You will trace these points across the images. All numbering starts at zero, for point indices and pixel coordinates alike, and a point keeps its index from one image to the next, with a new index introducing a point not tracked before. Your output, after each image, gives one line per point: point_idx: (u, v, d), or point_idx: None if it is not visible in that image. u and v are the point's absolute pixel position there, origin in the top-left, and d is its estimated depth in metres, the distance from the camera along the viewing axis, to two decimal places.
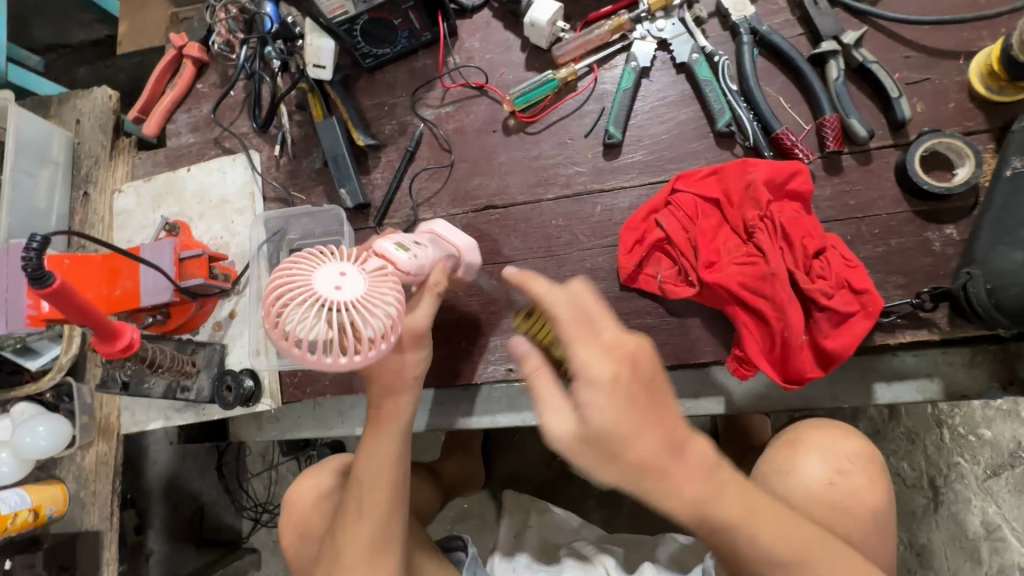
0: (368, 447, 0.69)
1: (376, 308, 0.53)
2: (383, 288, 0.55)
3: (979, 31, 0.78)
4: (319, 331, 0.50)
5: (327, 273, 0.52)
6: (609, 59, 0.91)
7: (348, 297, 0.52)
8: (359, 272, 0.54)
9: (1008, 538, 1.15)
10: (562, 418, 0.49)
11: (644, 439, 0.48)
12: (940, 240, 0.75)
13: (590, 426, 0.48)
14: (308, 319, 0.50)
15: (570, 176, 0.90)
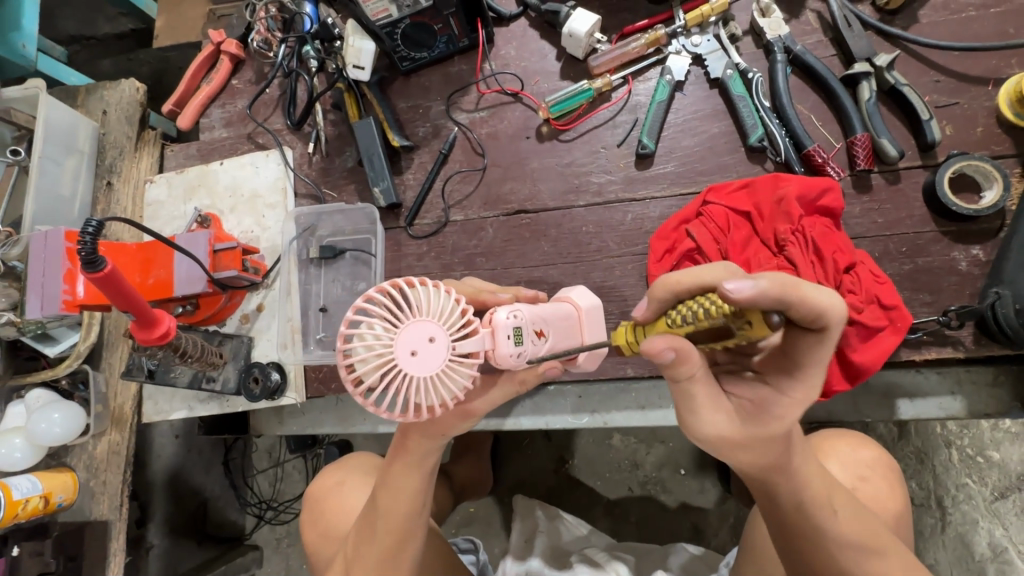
0: (393, 474, 0.67)
1: (434, 392, 0.47)
2: (451, 380, 0.48)
3: (1008, 59, 0.80)
4: (376, 382, 0.46)
5: (421, 332, 0.46)
6: (643, 72, 0.93)
7: (423, 361, 0.46)
8: (448, 347, 0.47)
9: (1016, 562, 1.12)
10: (709, 414, 0.54)
11: (742, 454, 0.55)
12: (967, 260, 0.76)
13: (728, 432, 0.54)
14: (376, 363, 0.45)
15: (601, 185, 0.91)
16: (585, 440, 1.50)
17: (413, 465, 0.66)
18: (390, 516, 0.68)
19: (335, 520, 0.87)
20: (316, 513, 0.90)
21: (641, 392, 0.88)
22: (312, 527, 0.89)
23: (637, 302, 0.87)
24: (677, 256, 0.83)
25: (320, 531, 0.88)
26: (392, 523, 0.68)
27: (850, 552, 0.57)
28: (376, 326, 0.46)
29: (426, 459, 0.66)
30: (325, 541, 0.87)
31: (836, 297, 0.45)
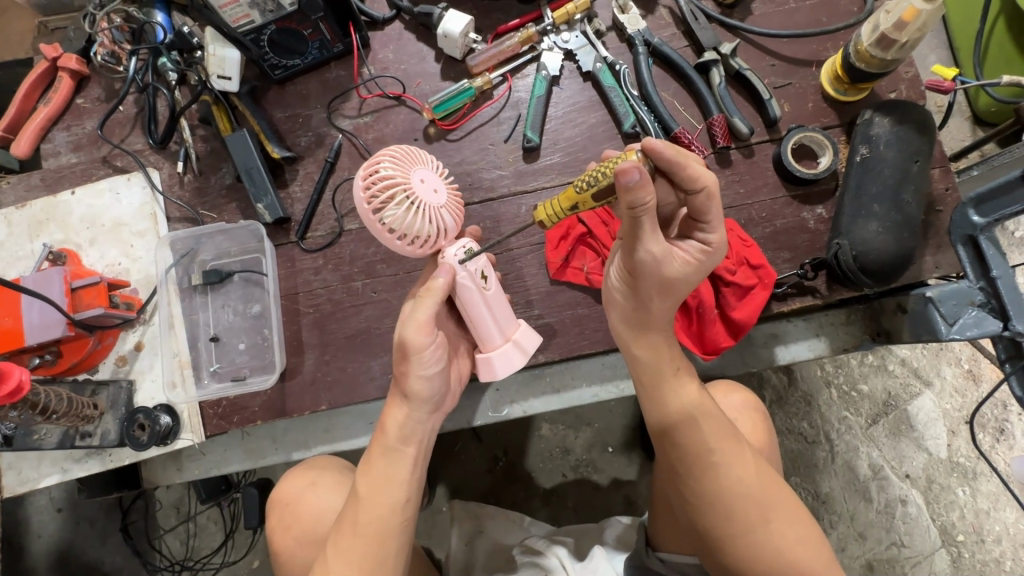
0: (372, 459, 0.70)
1: (423, 216, 0.70)
2: (434, 207, 0.71)
3: (825, 43, 0.92)
4: (383, 182, 0.69)
5: (431, 175, 0.72)
6: (521, 69, 0.96)
7: (426, 195, 0.70)
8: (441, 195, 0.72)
9: (889, 476, 1.35)
10: (654, 248, 0.61)
11: (658, 297, 0.65)
12: (814, 219, 0.87)
13: (667, 270, 0.63)
14: (392, 173, 0.70)
15: (493, 180, 0.93)
16: (515, 435, 1.53)
17: (394, 453, 0.70)
18: (371, 504, 0.67)
19: (309, 525, 0.79)
20: (284, 521, 0.81)
21: (555, 376, 0.91)
22: (279, 539, 0.81)
23: (538, 291, 0.89)
24: (571, 242, 0.88)
25: (293, 542, 0.79)
26: (372, 513, 0.66)
27: (717, 443, 0.65)
28: (392, 167, 0.70)
29: (403, 434, 0.70)
30: (300, 550, 0.79)
31: (707, 174, 0.60)
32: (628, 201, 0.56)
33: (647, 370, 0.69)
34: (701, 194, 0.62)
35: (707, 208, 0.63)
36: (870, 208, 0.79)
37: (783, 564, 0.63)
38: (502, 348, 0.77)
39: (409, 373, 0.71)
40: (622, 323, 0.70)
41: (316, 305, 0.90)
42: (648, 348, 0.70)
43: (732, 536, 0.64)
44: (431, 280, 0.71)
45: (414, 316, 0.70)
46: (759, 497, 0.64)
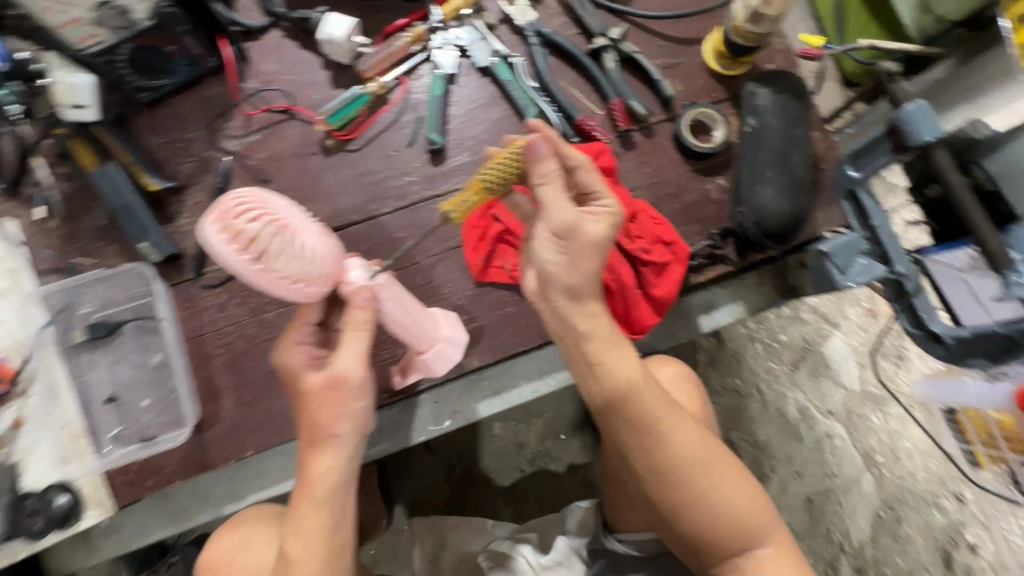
0: (299, 510, 0.66)
1: (312, 255, 0.62)
2: (317, 243, 0.63)
3: (706, 21, 0.96)
4: (261, 229, 0.56)
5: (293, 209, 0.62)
6: (415, 69, 0.92)
7: (306, 231, 0.62)
8: (314, 228, 0.63)
9: (816, 415, 1.47)
10: (562, 211, 0.63)
11: (583, 263, 0.65)
12: (717, 190, 0.91)
13: (585, 235, 0.64)
14: (266, 217, 0.57)
15: (403, 188, 0.89)
16: (468, 439, 1.51)
17: (317, 500, 0.66)
18: (305, 559, 0.65)
19: None
20: None
21: (493, 379, 0.89)
22: None
23: (464, 296, 0.87)
24: (490, 242, 0.86)
25: None
26: (308, 568, 0.65)
27: (663, 415, 0.66)
28: (255, 215, 0.56)
29: (330, 485, 0.66)
30: None
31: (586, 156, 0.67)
32: (537, 174, 0.63)
33: (588, 352, 0.66)
34: (580, 167, 0.66)
35: (591, 180, 0.67)
36: (764, 173, 0.83)
37: (731, 521, 0.66)
38: (434, 347, 0.82)
39: (345, 404, 0.68)
40: (557, 313, 0.68)
41: (226, 344, 0.83)
42: (587, 318, 0.67)
43: (683, 504, 0.65)
44: (359, 311, 0.68)
45: (348, 348, 0.68)
46: (704, 463, 0.66)
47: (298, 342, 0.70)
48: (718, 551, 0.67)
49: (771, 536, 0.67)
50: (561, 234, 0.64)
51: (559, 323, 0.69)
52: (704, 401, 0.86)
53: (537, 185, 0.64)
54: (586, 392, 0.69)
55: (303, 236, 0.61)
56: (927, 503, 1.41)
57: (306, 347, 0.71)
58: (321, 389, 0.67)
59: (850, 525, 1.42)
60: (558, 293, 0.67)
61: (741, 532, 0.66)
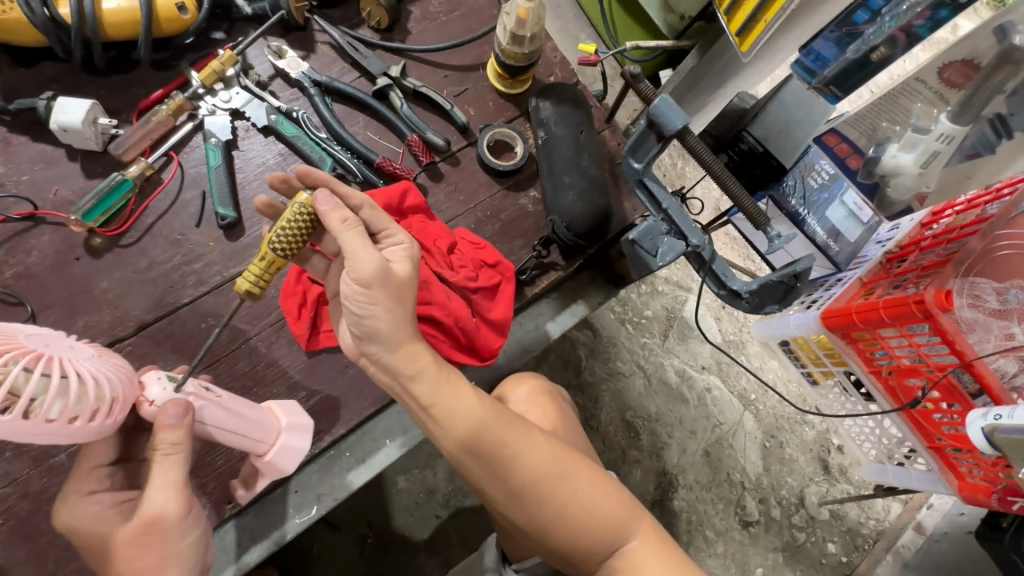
0: None
1: (105, 379, 0.54)
2: (105, 365, 0.55)
3: (483, 46, 1.00)
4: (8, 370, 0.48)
5: (54, 338, 0.53)
6: (186, 142, 0.84)
7: (79, 357, 0.53)
8: (88, 351, 0.55)
9: (691, 374, 1.59)
10: (367, 257, 0.60)
11: (396, 308, 0.62)
12: (531, 202, 0.94)
13: (392, 276, 0.62)
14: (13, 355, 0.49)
15: (201, 271, 0.80)
16: (373, 504, 1.41)
17: None
18: None
19: None
20: None
21: (354, 447, 0.83)
22: None
23: (298, 370, 0.81)
24: (311, 308, 0.80)
25: None
26: None
27: (509, 438, 0.65)
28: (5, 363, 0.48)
29: None
30: None
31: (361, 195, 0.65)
32: (337, 224, 0.60)
33: (418, 396, 0.64)
34: (363, 207, 0.65)
35: (378, 219, 0.65)
36: (563, 180, 0.87)
37: (598, 524, 0.67)
38: (277, 444, 0.72)
39: (172, 547, 0.59)
40: (381, 363, 0.65)
41: (7, 509, 0.68)
42: (412, 358, 0.64)
43: (548, 520, 0.66)
44: (169, 431, 0.57)
45: (160, 481, 0.59)
46: (558, 474, 0.66)
47: (86, 494, 0.61)
48: (591, 555, 0.68)
49: (637, 527, 0.68)
50: (369, 283, 0.60)
51: (386, 375, 0.66)
52: (562, 408, 0.88)
53: (339, 232, 0.61)
54: (430, 435, 0.67)
55: (80, 364, 0.53)
56: (797, 422, 1.60)
57: (94, 496, 0.61)
58: (135, 540, 0.58)
59: (744, 463, 1.55)
60: (374, 346, 0.64)
61: (607, 532, 0.67)
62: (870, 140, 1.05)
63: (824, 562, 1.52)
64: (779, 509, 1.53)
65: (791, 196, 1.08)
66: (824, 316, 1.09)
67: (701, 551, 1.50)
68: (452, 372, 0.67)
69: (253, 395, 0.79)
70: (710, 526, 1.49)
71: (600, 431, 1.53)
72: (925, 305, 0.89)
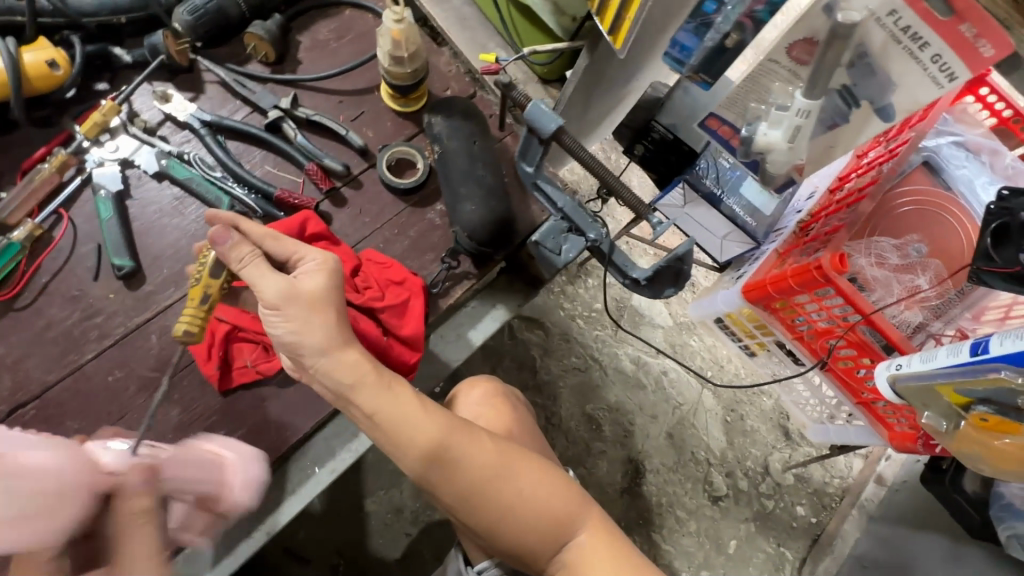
0: None
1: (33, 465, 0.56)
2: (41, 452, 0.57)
3: (375, 68, 1.01)
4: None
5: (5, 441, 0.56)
6: (75, 198, 0.83)
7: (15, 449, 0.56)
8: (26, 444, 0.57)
9: (645, 360, 1.62)
10: (270, 281, 0.66)
11: (317, 321, 0.66)
12: (438, 215, 0.95)
13: (300, 292, 0.66)
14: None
15: (104, 325, 0.80)
16: (343, 531, 1.40)
17: None
18: None
19: None
20: None
21: (285, 479, 0.84)
22: None
23: (215, 410, 0.81)
24: (219, 347, 0.80)
25: None
26: None
27: (455, 442, 0.68)
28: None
29: None
30: None
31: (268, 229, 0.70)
32: (234, 258, 0.66)
33: (361, 405, 0.66)
34: (269, 241, 0.69)
35: (285, 245, 0.69)
36: (461, 192, 0.89)
37: (545, 521, 0.69)
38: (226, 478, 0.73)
39: None
40: (319, 377, 0.67)
41: None
42: (351, 370, 0.66)
43: (496, 517, 0.68)
44: (134, 498, 0.56)
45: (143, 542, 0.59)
46: (504, 472, 0.69)
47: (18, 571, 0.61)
48: (541, 551, 0.70)
49: (585, 519, 0.71)
50: (278, 303, 0.65)
51: (328, 387, 0.68)
52: (517, 408, 0.92)
53: (239, 270, 0.66)
54: (376, 445, 0.69)
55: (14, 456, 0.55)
56: (755, 394, 1.64)
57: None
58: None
59: (707, 440, 1.59)
60: None
61: (554, 524, 0.69)
62: (743, 119, 0.99)
63: (794, 526, 1.55)
64: (745, 480, 1.57)
65: (705, 177, 1.12)
66: (744, 290, 1.13)
67: (674, 531, 1.53)
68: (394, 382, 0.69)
69: (171, 441, 0.79)
70: (679, 506, 1.53)
71: (560, 427, 1.55)
72: (824, 270, 0.93)
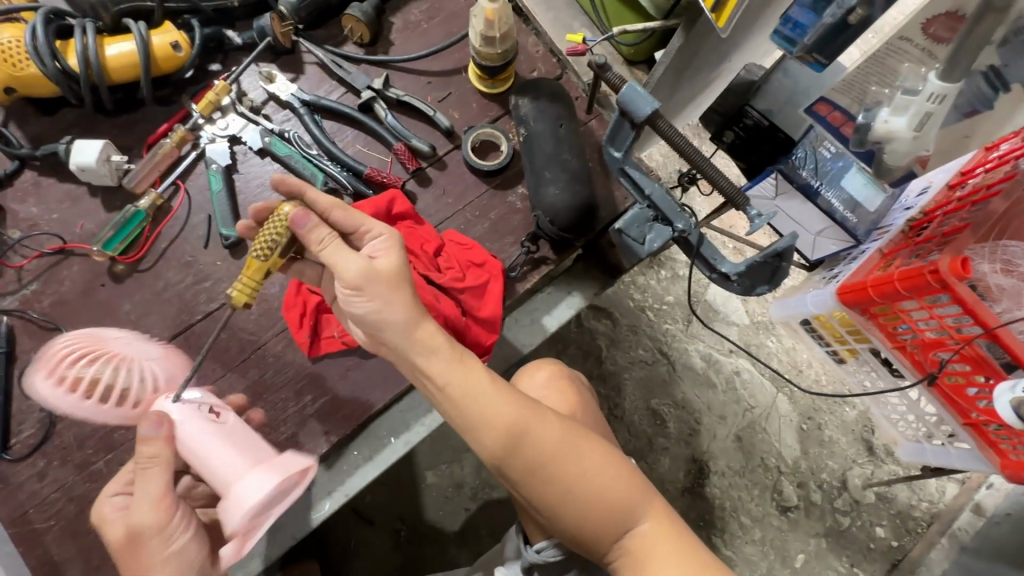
0: None
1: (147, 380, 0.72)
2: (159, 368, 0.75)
3: (463, 49, 1.01)
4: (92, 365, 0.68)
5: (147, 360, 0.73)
6: (191, 170, 0.91)
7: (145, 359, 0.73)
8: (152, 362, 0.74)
9: (717, 357, 1.56)
10: (352, 260, 0.66)
11: (392, 296, 0.67)
12: (519, 198, 0.95)
13: (378, 271, 0.66)
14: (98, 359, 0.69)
15: (211, 289, 0.87)
16: (406, 499, 1.46)
17: None
18: None
19: None
20: None
21: (363, 446, 0.88)
22: None
23: (303, 376, 0.86)
24: (311, 317, 0.85)
25: None
26: None
27: (522, 419, 0.67)
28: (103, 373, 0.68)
29: None
30: None
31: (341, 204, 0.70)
32: (316, 236, 0.67)
33: (432, 375, 0.67)
34: (341, 211, 0.70)
35: (353, 219, 0.70)
36: (545, 175, 0.87)
37: (609, 506, 0.68)
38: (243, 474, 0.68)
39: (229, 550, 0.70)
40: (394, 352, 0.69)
41: (57, 512, 0.77)
42: (422, 348, 0.67)
43: (558, 499, 0.67)
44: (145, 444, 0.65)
45: (205, 482, 0.72)
46: (569, 454, 0.68)
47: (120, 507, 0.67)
48: (601, 538, 0.69)
49: (647, 508, 0.69)
50: (357, 283, 0.66)
51: (403, 359, 0.69)
52: (582, 393, 0.91)
53: (319, 249, 0.67)
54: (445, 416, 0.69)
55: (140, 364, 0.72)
56: (837, 403, 1.53)
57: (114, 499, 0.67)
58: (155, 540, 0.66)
59: (779, 447, 1.50)
60: None
61: (617, 511, 0.68)
62: (861, 105, 0.91)
63: (872, 547, 1.45)
64: (819, 493, 1.48)
65: (802, 168, 1.03)
66: (840, 291, 1.04)
67: (736, 538, 1.47)
68: (465, 355, 0.69)
69: (264, 401, 0.85)
70: (745, 512, 1.46)
71: (623, 420, 1.52)
72: (940, 275, 0.83)
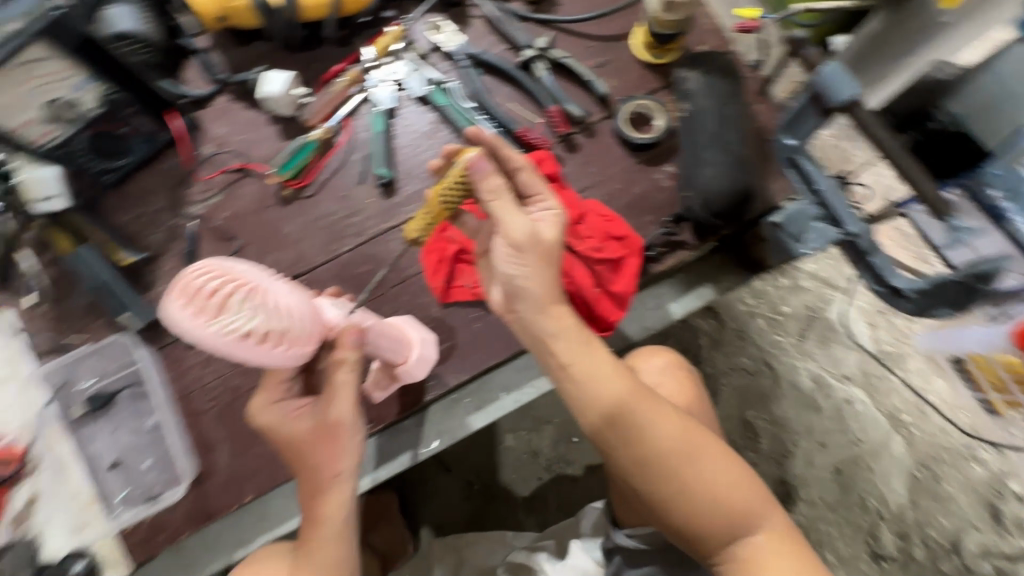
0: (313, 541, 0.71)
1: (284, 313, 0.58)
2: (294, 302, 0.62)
3: (629, 16, 0.98)
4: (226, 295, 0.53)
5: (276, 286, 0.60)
6: (356, 110, 0.96)
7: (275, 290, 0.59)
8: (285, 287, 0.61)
9: (831, 382, 1.39)
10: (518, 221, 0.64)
11: (545, 269, 0.66)
12: (666, 177, 0.92)
13: (541, 238, 0.65)
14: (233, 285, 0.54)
15: (361, 224, 0.93)
16: (484, 456, 1.50)
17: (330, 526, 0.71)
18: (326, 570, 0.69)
19: None
20: None
21: (474, 394, 0.91)
22: None
23: (431, 318, 0.90)
24: (448, 263, 0.90)
25: None
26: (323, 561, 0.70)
27: (642, 410, 0.65)
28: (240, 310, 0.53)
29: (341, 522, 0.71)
30: None
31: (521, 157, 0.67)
32: (489, 188, 0.64)
33: (557, 353, 0.66)
34: (522, 172, 0.67)
35: (534, 183, 0.68)
36: (703, 155, 0.83)
37: (724, 511, 0.65)
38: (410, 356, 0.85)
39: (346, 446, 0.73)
40: (521, 315, 0.69)
41: (214, 398, 0.87)
42: (557, 320, 0.67)
43: (670, 496, 0.65)
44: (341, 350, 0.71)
45: (343, 396, 0.73)
46: (687, 452, 0.65)
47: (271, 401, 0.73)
48: (710, 542, 0.66)
49: (764, 519, 0.66)
50: (519, 246, 0.64)
51: (529, 331, 0.68)
52: (697, 387, 0.87)
53: (489, 200, 0.65)
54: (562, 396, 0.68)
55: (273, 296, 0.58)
56: (964, 458, 1.33)
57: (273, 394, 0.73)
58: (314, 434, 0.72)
59: (885, 491, 1.33)
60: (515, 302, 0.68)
61: (732, 517, 0.65)
62: None
63: None
64: (923, 550, 1.30)
65: (994, 186, 0.89)
66: None
67: None
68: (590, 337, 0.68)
69: None
70: (834, 549, 1.34)
71: None
72: None
